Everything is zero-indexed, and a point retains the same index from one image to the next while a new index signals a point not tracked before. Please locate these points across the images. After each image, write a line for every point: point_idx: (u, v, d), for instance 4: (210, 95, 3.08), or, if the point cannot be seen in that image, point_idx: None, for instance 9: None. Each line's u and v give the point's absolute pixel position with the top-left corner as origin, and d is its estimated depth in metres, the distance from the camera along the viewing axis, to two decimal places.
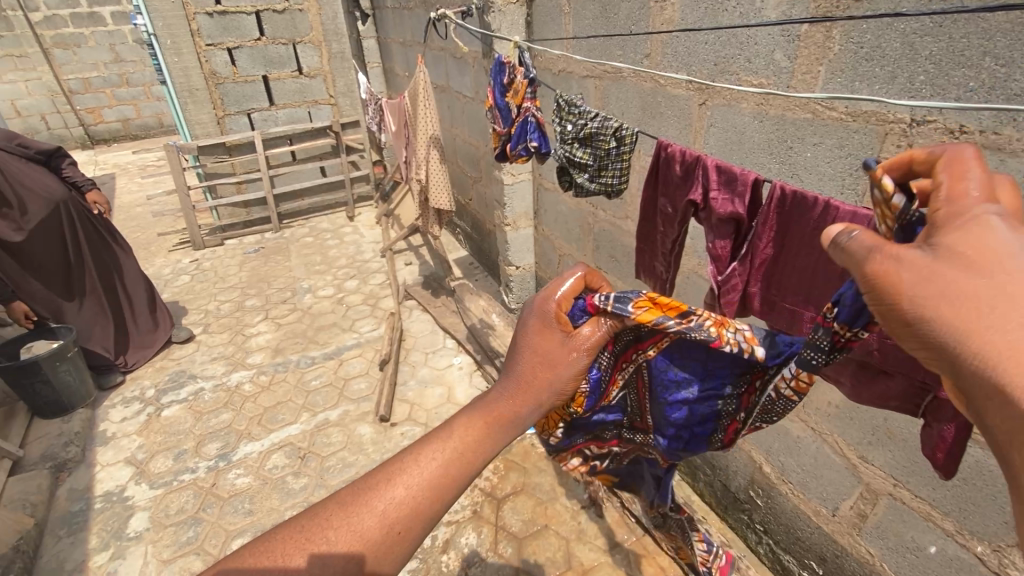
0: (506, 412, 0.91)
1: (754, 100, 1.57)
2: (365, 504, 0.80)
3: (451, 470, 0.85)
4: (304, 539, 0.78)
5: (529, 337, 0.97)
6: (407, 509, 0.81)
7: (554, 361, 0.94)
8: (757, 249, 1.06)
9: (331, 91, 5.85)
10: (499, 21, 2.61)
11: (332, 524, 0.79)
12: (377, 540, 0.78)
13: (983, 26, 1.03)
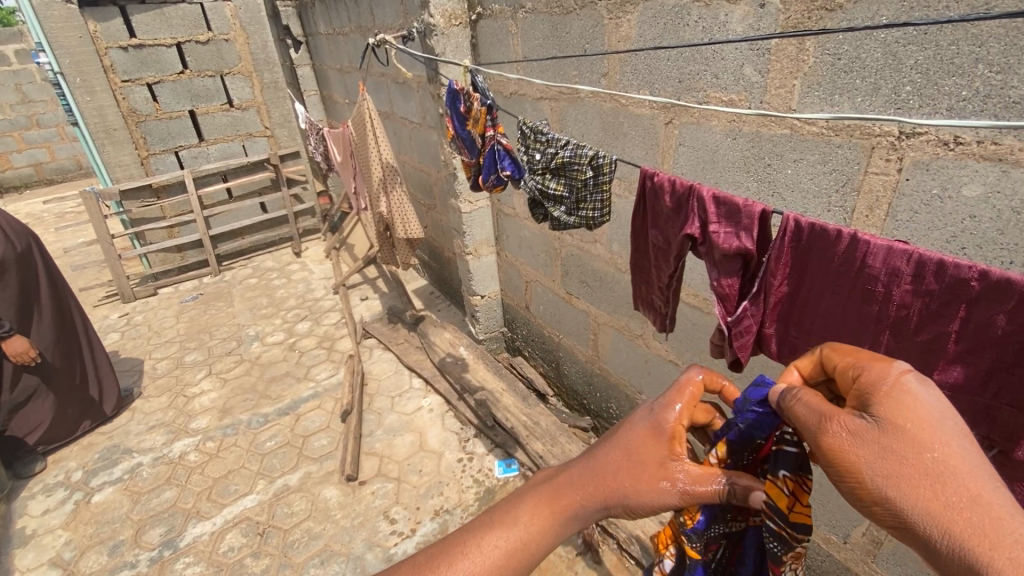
0: (574, 505, 0.85)
1: (726, 117, 1.49)
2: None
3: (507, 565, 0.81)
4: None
5: (628, 433, 0.86)
6: None
7: (647, 471, 0.81)
8: (772, 286, 0.97)
9: (265, 122, 5.52)
10: (443, 45, 2.48)
11: None
12: None
13: (973, 32, 0.97)
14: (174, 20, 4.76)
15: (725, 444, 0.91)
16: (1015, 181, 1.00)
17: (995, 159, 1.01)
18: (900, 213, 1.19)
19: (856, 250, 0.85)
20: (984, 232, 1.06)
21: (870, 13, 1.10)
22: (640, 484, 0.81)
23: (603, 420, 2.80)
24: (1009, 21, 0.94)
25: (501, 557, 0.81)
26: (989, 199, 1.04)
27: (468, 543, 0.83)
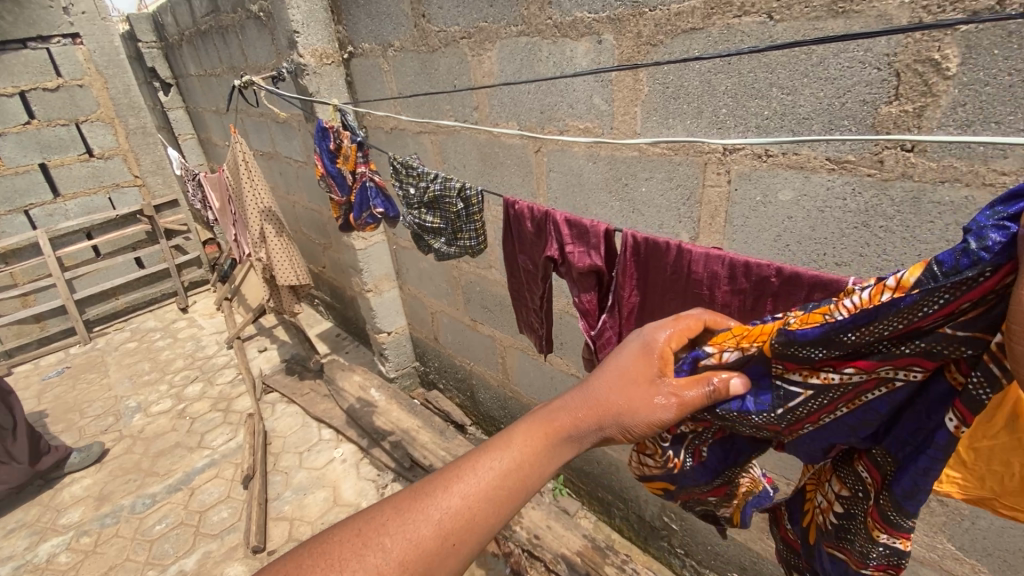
0: (566, 427, 0.90)
1: (585, 143, 1.60)
2: (420, 511, 0.80)
3: (502, 492, 0.84)
4: (362, 536, 0.77)
5: (620, 357, 0.94)
6: (462, 520, 0.80)
7: (641, 389, 0.89)
8: (623, 299, 1.06)
9: (134, 170, 5.06)
10: (316, 84, 2.45)
11: (388, 530, 0.78)
12: (431, 548, 0.78)
13: (765, 61, 1.13)
14: (15, 67, 4.26)
15: (923, 268, 0.67)
16: (817, 184, 1.15)
17: (798, 167, 1.17)
18: (735, 220, 1.33)
19: (685, 259, 0.96)
20: (800, 229, 1.22)
21: (684, 47, 1.25)
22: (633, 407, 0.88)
23: None
24: (790, 51, 1.09)
25: (496, 482, 0.84)
26: (799, 202, 1.19)
27: (463, 472, 0.85)
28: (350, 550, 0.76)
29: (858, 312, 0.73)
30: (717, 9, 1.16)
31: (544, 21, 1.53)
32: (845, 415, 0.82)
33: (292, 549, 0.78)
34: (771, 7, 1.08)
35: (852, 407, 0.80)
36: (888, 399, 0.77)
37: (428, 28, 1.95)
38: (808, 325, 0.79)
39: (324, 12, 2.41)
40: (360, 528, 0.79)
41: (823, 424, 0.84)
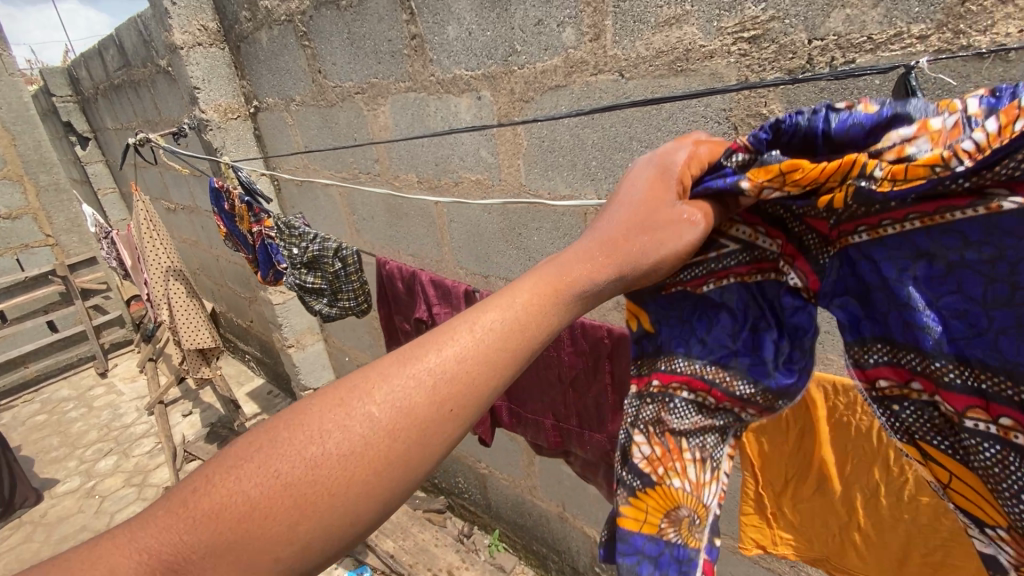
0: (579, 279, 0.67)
1: (479, 195, 1.60)
2: (407, 375, 0.61)
3: (512, 342, 0.64)
4: (341, 402, 0.60)
5: (634, 187, 0.71)
6: (462, 383, 0.62)
7: (663, 212, 0.68)
8: None
9: (46, 229, 4.75)
10: (221, 138, 2.37)
11: (373, 394, 0.60)
12: (425, 418, 0.60)
13: (623, 117, 1.16)
14: None
15: None
16: None
17: None
18: None
19: None
20: None
21: (553, 103, 1.27)
22: (652, 233, 0.68)
23: (456, 497, 2.64)
24: (643, 107, 1.12)
25: (500, 339, 0.64)
26: None
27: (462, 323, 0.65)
28: (324, 418, 0.59)
29: (980, 155, 0.50)
30: (576, 68, 1.19)
31: (427, 78, 1.55)
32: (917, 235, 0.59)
33: (262, 420, 0.62)
34: (621, 66, 1.12)
35: (928, 224, 0.57)
36: (987, 222, 0.54)
37: (325, 83, 1.93)
38: (897, 183, 0.56)
39: (227, 68, 2.37)
40: (336, 396, 0.61)
41: (883, 239, 0.61)
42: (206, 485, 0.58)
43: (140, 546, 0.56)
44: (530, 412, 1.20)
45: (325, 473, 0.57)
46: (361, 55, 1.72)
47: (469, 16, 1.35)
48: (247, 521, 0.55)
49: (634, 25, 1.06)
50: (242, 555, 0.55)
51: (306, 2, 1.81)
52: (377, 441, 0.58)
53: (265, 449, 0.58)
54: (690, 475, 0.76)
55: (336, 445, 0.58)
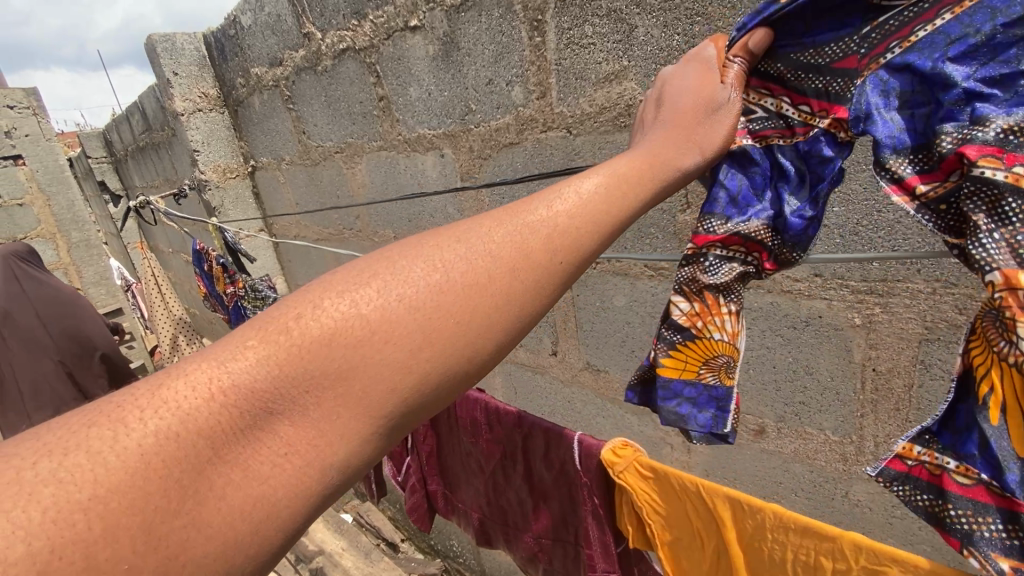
0: (660, 158, 0.57)
1: None
2: (527, 212, 0.53)
3: (618, 204, 0.54)
4: (449, 232, 0.53)
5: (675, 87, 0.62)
6: (585, 221, 0.53)
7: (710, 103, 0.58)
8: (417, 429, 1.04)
9: (75, 283, 5.00)
10: (219, 198, 2.44)
11: (491, 227, 0.53)
12: (539, 265, 0.51)
13: (575, 171, 1.11)
14: None
15: None
16: (642, 290, 1.10)
17: (623, 274, 1.13)
18: (585, 324, 1.27)
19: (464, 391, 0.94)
20: (640, 335, 1.15)
21: (509, 160, 1.24)
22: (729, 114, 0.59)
23: (451, 562, 2.48)
24: (592, 162, 1.07)
25: (607, 200, 0.54)
26: (632, 307, 1.14)
27: (567, 182, 0.56)
28: (441, 249, 0.51)
29: None
30: (526, 125, 1.16)
31: (395, 137, 1.55)
32: (947, 25, 0.47)
33: (362, 255, 0.54)
34: (568, 122, 1.08)
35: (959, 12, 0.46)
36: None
37: (309, 143, 1.97)
38: None
39: (226, 131, 2.46)
40: (442, 235, 0.53)
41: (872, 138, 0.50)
42: (313, 308, 0.48)
43: (227, 379, 0.44)
44: (460, 500, 1.11)
45: (452, 302, 0.48)
46: (337, 116, 1.75)
47: (428, 78, 1.35)
48: (365, 345, 0.46)
49: (576, 82, 1.03)
50: (354, 386, 0.45)
51: (289, 68, 1.86)
52: (499, 276, 0.50)
53: (367, 276, 0.50)
54: (726, 328, 0.60)
55: (462, 275, 0.49)
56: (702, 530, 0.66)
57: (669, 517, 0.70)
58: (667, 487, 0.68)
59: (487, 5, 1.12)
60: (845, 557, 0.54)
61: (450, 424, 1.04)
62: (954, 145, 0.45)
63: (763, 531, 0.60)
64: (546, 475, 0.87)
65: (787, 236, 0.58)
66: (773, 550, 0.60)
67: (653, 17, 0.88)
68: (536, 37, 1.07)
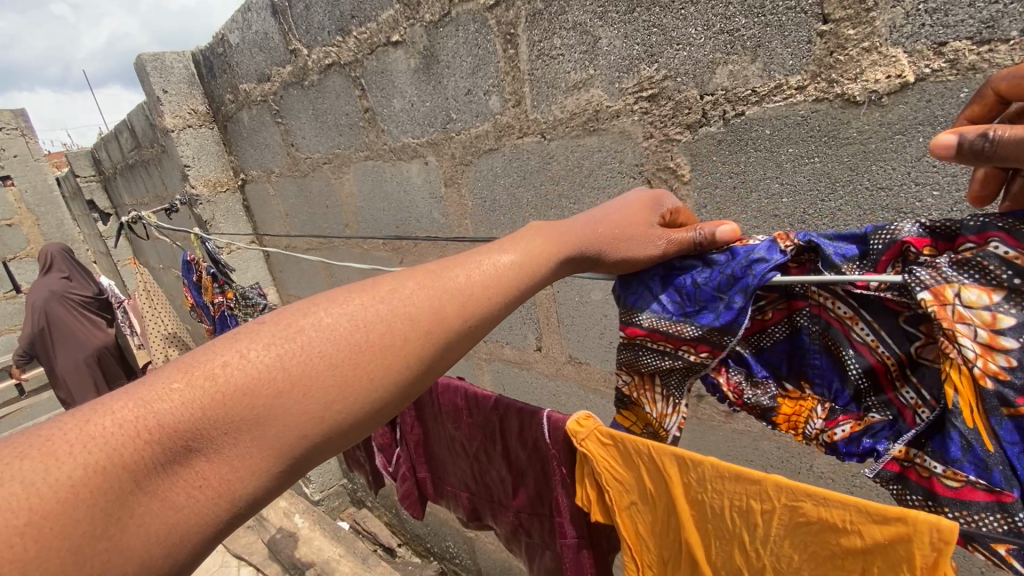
0: (567, 244, 0.70)
1: (435, 253, 1.63)
2: (444, 279, 0.66)
3: (527, 273, 0.68)
4: (378, 291, 0.64)
5: (619, 203, 0.77)
6: (493, 289, 0.66)
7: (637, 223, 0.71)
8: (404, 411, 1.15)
9: None
10: (210, 212, 2.49)
11: (414, 289, 0.65)
12: (447, 331, 0.63)
13: (549, 175, 1.18)
14: None
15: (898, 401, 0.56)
16: None
17: None
18: (565, 320, 1.34)
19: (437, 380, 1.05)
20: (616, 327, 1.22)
21: (488, 165, 1.31)
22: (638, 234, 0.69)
23: (448, 562, 2.52)
24: (565, 165, 1.14)
25: (515, 273, 0.68)
26: (608, 300, 1.21)
27: (485, 254, 0.70)
28: (365, 310, 0.62)
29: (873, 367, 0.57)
30: (504, 132, 1.24)
31: (381, 147, 1.62)
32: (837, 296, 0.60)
33: (294, 307, 0.63)
34: (542, 128, 1.15)
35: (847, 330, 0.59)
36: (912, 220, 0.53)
37: (298, 155, 2.03)
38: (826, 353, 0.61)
39: (216, 146, 2.51)
40: (361, 295, 0.64)
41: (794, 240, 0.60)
42: (238, 359, 0.55)
43: (153, 419, 0.50)
44: (448, 484, 1.16)
45: (367, 360, 0.59)
46: (325, 128, 1.82)
47: (410, 90, 1.42)
48: (284, 395, 0.55)
49: (548, 90, 1.10)
50: (269, 432, 0.54)
51: (276, 83, 1.93)
52: (412, 341, 0.61)
53: (293, 328, 0.59)
54: (656, 404, 0.72)
55: (378, 335, 0.60)
56: (655, 491, 0.71)
57: (627, 483, 0.75)
58: (624, 453, 0.73)
59: (463, 20, 1.20)
60: (769, 497, 0.59)
61: (436, 412, 1.09)
62: (897, 233, 0.53)
63: (705, 483, 0.64)
64: (522, 452, 0.92)
65: (716, 325, 0.63)
66: (710, 500, 0.64)
67: (615, 29, 0.96)
68: (510, 50, 1.14)
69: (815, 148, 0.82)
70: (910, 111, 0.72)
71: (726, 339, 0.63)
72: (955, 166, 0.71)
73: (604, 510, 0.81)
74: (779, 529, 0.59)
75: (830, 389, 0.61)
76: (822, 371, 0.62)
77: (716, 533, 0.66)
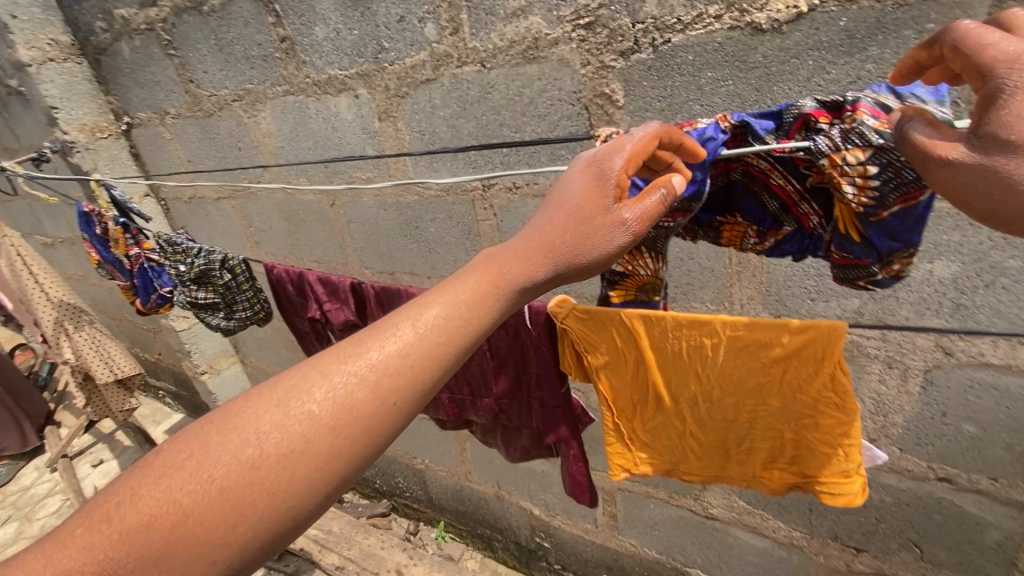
0: (507, 286, 0.74)
1: (370, 192, 1.61)
2: (358, 360, 0.67)
3: (451, 339, 0.70)
4: (288, 389, 0.65)
5: (565, 189, 0.73)
6: (405, 372, 0.67)
7: (587, 222, 0.71)
8: None
9: None
10: (91, 160, 2.20)
11: (325, 376, 0.66)
12: (363, 414, 0.65)
13: (490, 104, 1.22)
14: None
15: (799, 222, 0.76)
16: None
17: (541, 195, 1.29)
18: None
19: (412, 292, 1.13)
20: None
21: (426, 95, 1.32)
22: (594, 235, 0.70)
23: (398, 498, 2.64)
24: (506, 94, 1.19)
25: (436, 337, 0.69)
26: None
27: (403, 319, 0.71)
28: (268, 415, 0.63)
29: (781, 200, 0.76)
30: (441, 61, 1.25)
31: (303, 80, 1.54)
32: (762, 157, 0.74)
33: (199, 420, 0.65)
34: (481, 57, 1.18)
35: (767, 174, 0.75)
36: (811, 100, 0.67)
37: (198, 92, 1.85)
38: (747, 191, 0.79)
39: (87, 83, 2.18)
40: (276, 395, 0.65)
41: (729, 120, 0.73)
42: (133, 496, 0.58)
43: (57, 568, 0.55)
44: None
45: (266, 472, 0.60)
46: (232, 61, 1.67)
47: (335, 16, 1.36)
48: (182, 526, 0.57)
49: (486, 17, 1.13)
50: (177, 559, 0.57)
51: (165, 8, 1.72)
52: (317, 439, 0.63)
53: (194, 452, 0.61)
54: (648, 265, 0.84)
55: (279, 445, 0.61)
56: (624, 348, 0.85)
57: (600, 347, 0.87)
58: (597, 321, 0.85)
59: None
60: (716, 334, 0.75)
61: None
62: (801, 109, 0.67)
63: (668, 333, 0.78)
64: (501, 342, 1.03)
65: (686, 197, 0.76)
66: (672, 345, 0.79)
67: None
68: None
69: (729, 72, 0.95)
70: (804, 37, 0.86)
71: (694, 207, 0.76)
72: (836, 85, 0.87)
73: (582, 372, 0.94)
74: (723, 355, 0.76)
75: (757, 218, 0.80)
76: (750, 206, 0.80)
77: (674, 369, 0.82)
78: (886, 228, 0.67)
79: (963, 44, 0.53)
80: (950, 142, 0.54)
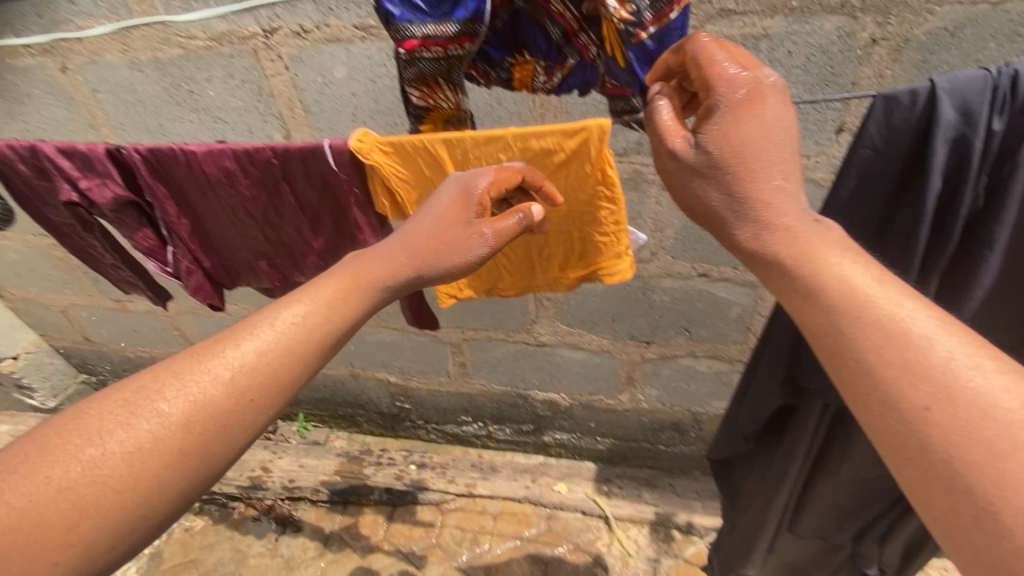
0: (374, 275, 0.82)
1: (114, 47, 1.27)
2: (216, 358, 0.68)
3: (307, 331, 0.73)
4: (142, 391, 0.64)
5: (438, 202, 0.89)
6: (263, 368, 0.69)
7: (455, 232, 0.87)
8: (165, 202, 1.06)
9: None
10: None
11: (180, 377, 0.66)
12: (220, 411, 0.65)
13: None
14: None
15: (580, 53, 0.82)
16: (358, 55, 1.18)
17: (336, 41, 1.16)
18: (312, 106, 1.29)
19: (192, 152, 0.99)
20: (367, 104, 1.25)
21: None
22: (460, 245, 0.87)
23: None
24: None
25: (297, 329, 0.72)
26: (353, 77, 1.21)
27: (266, 316, 0.73)
28: (119, 417, 0.62)
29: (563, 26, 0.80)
30: None
31: None
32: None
33: (41, 425, 0.62)
34: None
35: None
36: None
37: None
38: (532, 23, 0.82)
39: None
40: (124, 398, 0.63)
41: None
42: None
43: None
44: (242, 261, 1.19)
45: (109, 478, 0.58)
46: None
47: None
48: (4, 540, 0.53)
49: None
50: None
51: None
52: (173, 439, 0.62)
53: (29, 461, 0.58)
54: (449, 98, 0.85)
55: (128, 449, 0.60)
56: (432, 174, 0.95)
57: (410, 177, 0.96)
58: (403, 151, 0.92)
59: None
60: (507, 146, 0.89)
61: (201, 189, 1.04)
62: None
63: (469, 151, 0.90)
64: (312, 192, 1.01)
65: (469, 17, 0.75)
66: (474, 163, 0.92)
67: None
68: None
69: None
70: None
71: (478, 29, 0.76)
72: None
73: (397, 208, 1.02)
74: (515, 163, 0.91)
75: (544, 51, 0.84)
76: (536, 38, 0.83)
77: None
78: (644, 51, 0.75)
79: (702, 56, 0.72)
80: (676, 133, 0.76)
